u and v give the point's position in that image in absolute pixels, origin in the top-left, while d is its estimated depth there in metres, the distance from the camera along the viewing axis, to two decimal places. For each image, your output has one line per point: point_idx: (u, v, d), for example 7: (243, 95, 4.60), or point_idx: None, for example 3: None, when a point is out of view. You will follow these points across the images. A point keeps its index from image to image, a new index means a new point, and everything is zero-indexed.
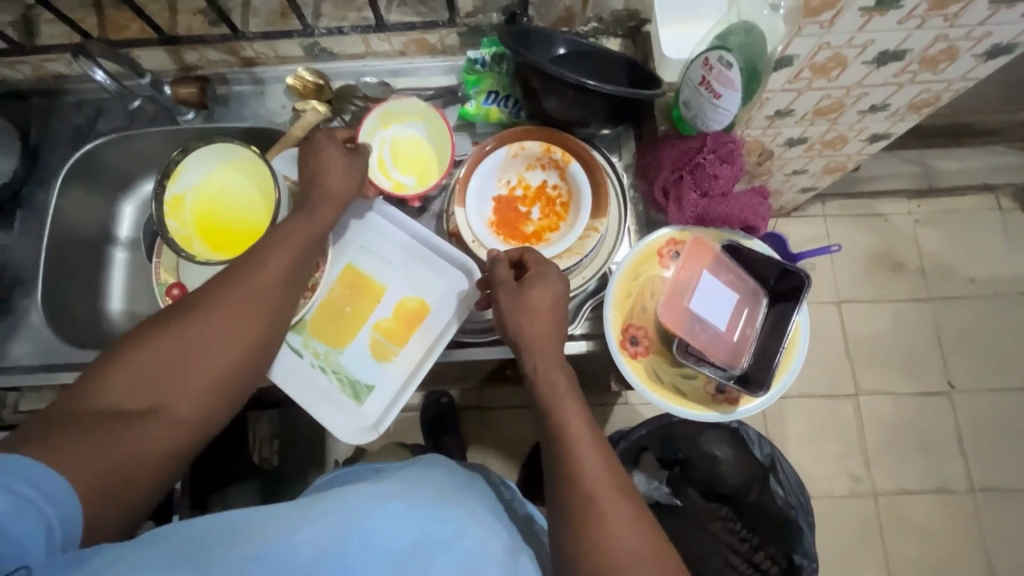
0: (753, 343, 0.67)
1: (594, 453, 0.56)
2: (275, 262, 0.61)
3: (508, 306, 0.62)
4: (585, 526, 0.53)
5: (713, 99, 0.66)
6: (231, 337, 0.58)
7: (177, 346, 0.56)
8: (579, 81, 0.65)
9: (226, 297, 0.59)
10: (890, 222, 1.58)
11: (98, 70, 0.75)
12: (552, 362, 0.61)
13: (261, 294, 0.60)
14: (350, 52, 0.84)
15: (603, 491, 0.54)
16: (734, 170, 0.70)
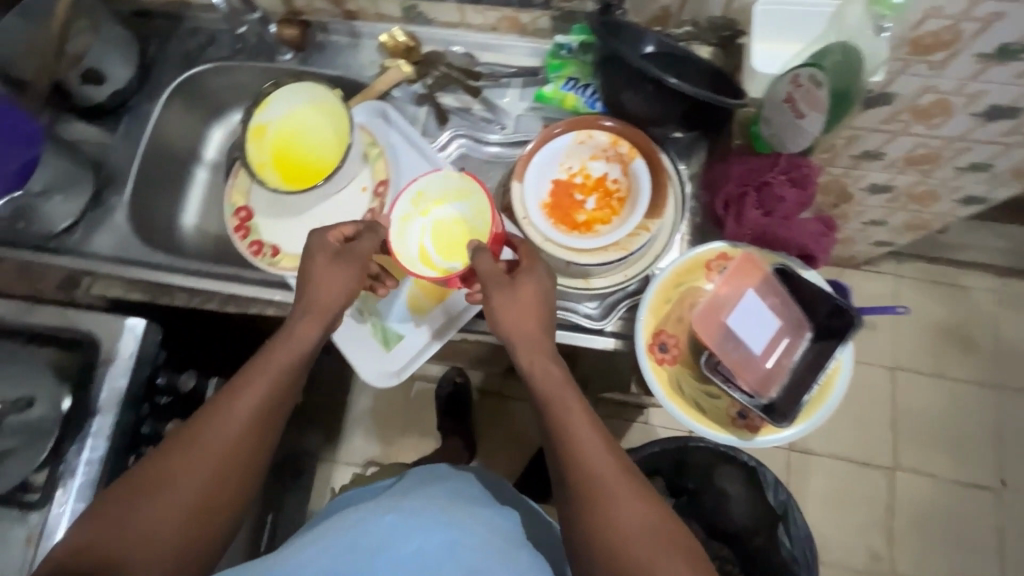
0: (786, 374, 0.65)
1: (595, 438, 0.59)
2: (256, 389, 0.61)
3: (498, 300, 0.64)
4: (589, 504, 0.56)
5: (795, 118, 0.64)
6: (219, 470, 0.58)
7: (163, 491, 0.56)
8: (661, 76, 0.66)
9: (209, 433, 0.59)
10: (968, 295, 1.47)
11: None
12: (539, 345, 0.64)
13: (244, 422, 0.60)
14: (444, 20, 0.87)
15: (606, 471, 0.57)
16: (802, 195, 0.68)
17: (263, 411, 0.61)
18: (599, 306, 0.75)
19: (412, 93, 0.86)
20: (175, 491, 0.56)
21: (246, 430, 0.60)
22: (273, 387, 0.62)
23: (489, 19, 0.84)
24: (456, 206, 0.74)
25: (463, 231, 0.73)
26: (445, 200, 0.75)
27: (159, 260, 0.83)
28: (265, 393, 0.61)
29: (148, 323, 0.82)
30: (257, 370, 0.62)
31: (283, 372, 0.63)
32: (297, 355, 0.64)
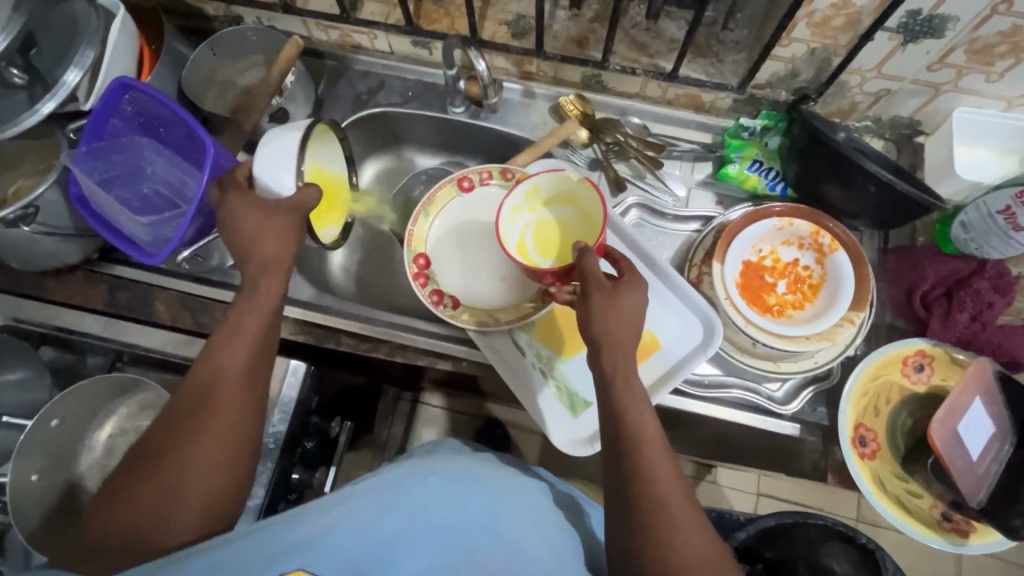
0: (994, 480, 0.65)
1: (660, 457, 0.56)
2: (241, 341, 0.61)
3: (600, 307, 0.61)
4: (646, 518, 0.54)
5: (1010, 229, 0.67)
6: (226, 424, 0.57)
7: (166, 464, 0.55)
8: (879, 172, 0.68)
9: (207, 397, 0.58)
10: None
11: (483, 62, 0.81)
12: (619, 348, 0.61)
13: (235, 375, 0.59)
14: (621, 90, 0.89)
15: (668, 483, 0.55)
16: (1006, 302, 0.70)
17: (248, 363, 0.60)
18: (782, 388, 0.74)
19: (586, 158, 0.89)
20: (187, 463, 0.55)
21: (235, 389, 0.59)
22: (257, 339, 0.62)
23: (669, 94, 0.87)
24: (561, 209, 0.76)
25: (565, 234, 0.75)
26: (548, 198, 0.76)
27: (324, 302, 0.82)
28: (254, 345, 0.61)
29: (307, 365, 0.81)
30: (240, 325, 0.61)
31: (264, 325, 0.63)
32: (273, 303, 0.64)
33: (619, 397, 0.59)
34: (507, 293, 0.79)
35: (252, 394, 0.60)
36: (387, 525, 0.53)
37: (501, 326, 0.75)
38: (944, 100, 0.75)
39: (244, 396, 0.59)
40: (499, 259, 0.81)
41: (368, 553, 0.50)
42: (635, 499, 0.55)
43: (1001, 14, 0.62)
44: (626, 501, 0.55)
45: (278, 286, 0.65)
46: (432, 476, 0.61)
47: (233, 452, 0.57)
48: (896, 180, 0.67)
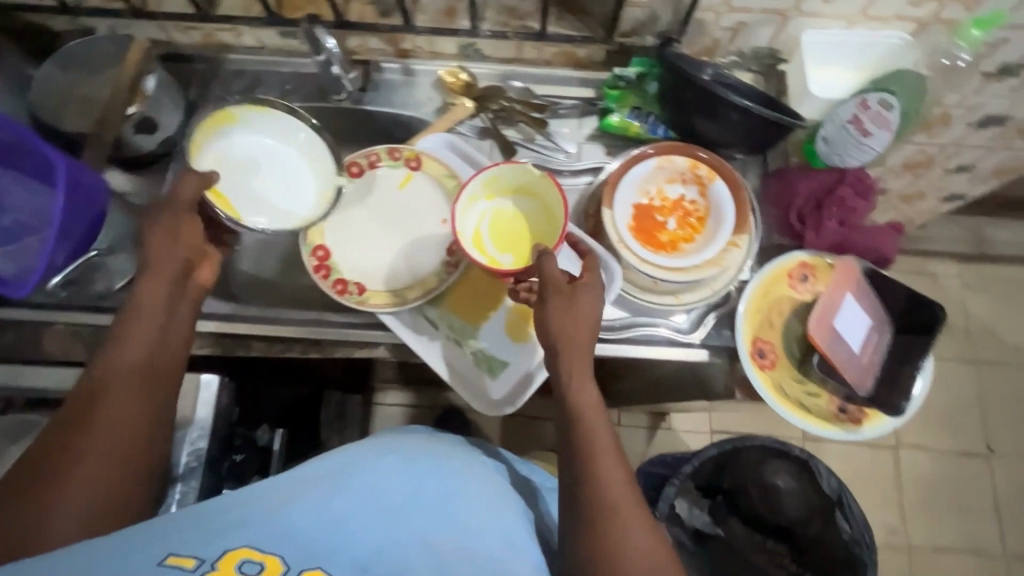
0: (879, 368, 0.70)
1: (612, 460, 0.60)
2: (133, 344, 0.61)
3: (555, 308, 0.63)
4: (598, 515, 0.57)
5: (861, 136, 0.72)
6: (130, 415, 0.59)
7: (53, 467, 0.54)
8: (739, 101, 0.71)
9: (97, 402, 0.58)
10: (938, 280, 1.82)
11: (333, 40, 0.80)
12: (580, 347, 0.63)
13: (129, 377, 0.60)
14: (499, 56, 0.89)
15: (615, 482, 0.59)
16: (868, 206, 0.75)
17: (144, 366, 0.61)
18: (687, 318, 0.77)
19: (474, 128, 0.88)
20: (86, 453, 0.56)
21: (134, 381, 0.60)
22: (153, 345, 0.62)
23: (545, 53, 0.88)
24: (518, 203, 0.76)
25: (522, 227, 0.75)
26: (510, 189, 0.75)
27: (229, 311, 0.79)
28: (150, 348, 0.62)
29: (222, 377, 0.79)
30: (133, 318, 0.62)
31: (161, 329, 0.63)
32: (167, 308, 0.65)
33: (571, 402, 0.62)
34: (411, 272, 0.78)
35: (152, 382, 0.61)
36: (336, 508, 0.54)
37: (408, 304, 0.75)
38: (792, 26, 0.79)
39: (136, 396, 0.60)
40: (400, 239, 0.80)
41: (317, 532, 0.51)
42: (590, 502, 0.58)
43: None
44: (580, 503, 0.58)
45: (165, 290, 0.64)
46: (387, 459, 0.63)
47: (130, 451, 0.58)
48: (755, 107, 0.71)
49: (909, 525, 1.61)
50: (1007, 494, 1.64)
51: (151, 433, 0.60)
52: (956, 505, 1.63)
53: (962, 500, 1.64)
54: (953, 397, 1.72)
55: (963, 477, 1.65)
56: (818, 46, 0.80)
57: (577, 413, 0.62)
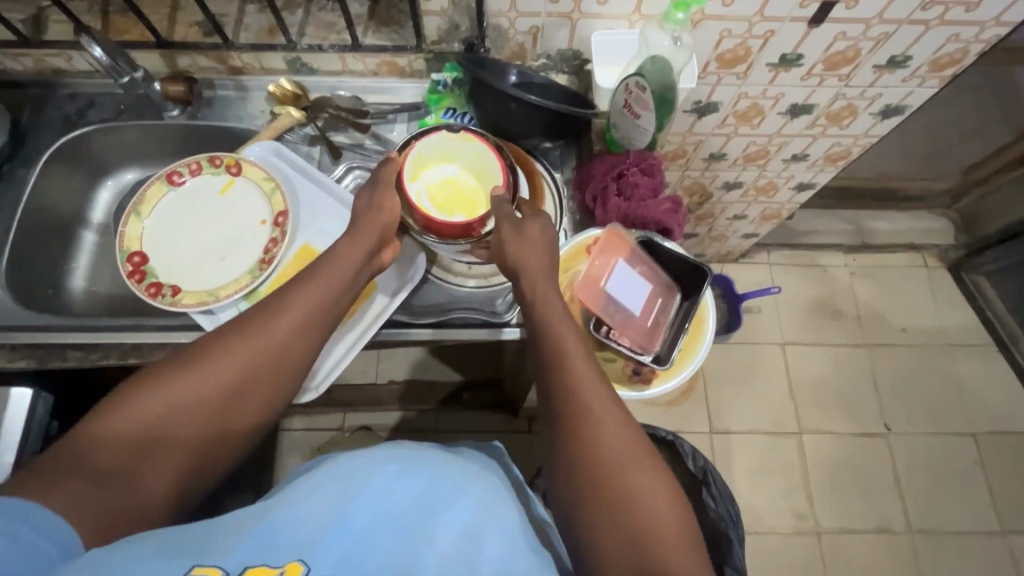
0: (666, 330, 0.74)
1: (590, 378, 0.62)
2: (275, 330, 0.63)
3: (507, 234, 0.70)
4: (577, 425, 0.59)
5: (634, 119, 0.77)
6: (244, 373, 0.61)
7: (150, 408, 0.57)
8: (520, 95, 0.76)
9: (208, 359, 0.60)
10: (828, 271, 1.92)
11: (97, 47, 0.80)
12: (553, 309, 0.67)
13: (250, 353, 0.61)
14: (327, 69, 0.94)
15: (607, 436, 0.59)
16: (653, 181, 0.81)
17: (270, 351, 0.62)
18: (501, 303, 0.81)
19: (305, 136, 0.92)
20: (191, 393, 0.58)
21: (265, 345, 0.62)
22: (293, 329, 0.64)
23: (370, 65, 0.93)
24: (446, 167, 0.78)
25: (461, 186, 0.77)
26: (434, 164, 0.78)
27: (43, 322, 0.79)
28: (286, 332, 0.63)
29: (37, 390, 0.77)
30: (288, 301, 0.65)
31: (305, 321, 0.65)
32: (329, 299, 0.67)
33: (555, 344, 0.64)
34: (231, 271, 0.81)
35: (280, 355, 0.63)
36: (347, 509, 0.51)
37: (220, 301, 0.77)
38: (582, 27, 0.86)
39: (253, 371, 0.61)
40: (220, 241, 0.82)
41: (320, 538, 0.48)
42: (580, 447, 0.59)
43: None
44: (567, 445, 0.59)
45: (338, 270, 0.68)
46: (388, 466, 0.56)
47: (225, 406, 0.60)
48: (531, 98, 0.76)
49: (817, 509, 1.64)
50: (906, 470, 1.70)
51: (254, 389, 0.62)
52: (860, 485, 1.67)
53: (866, 480, 1.68)
54: (848, 380, 1.79)
55: (866, 457, 1.70)
56: (596, 47, 0.86)
57: (567, 362, 0.63)
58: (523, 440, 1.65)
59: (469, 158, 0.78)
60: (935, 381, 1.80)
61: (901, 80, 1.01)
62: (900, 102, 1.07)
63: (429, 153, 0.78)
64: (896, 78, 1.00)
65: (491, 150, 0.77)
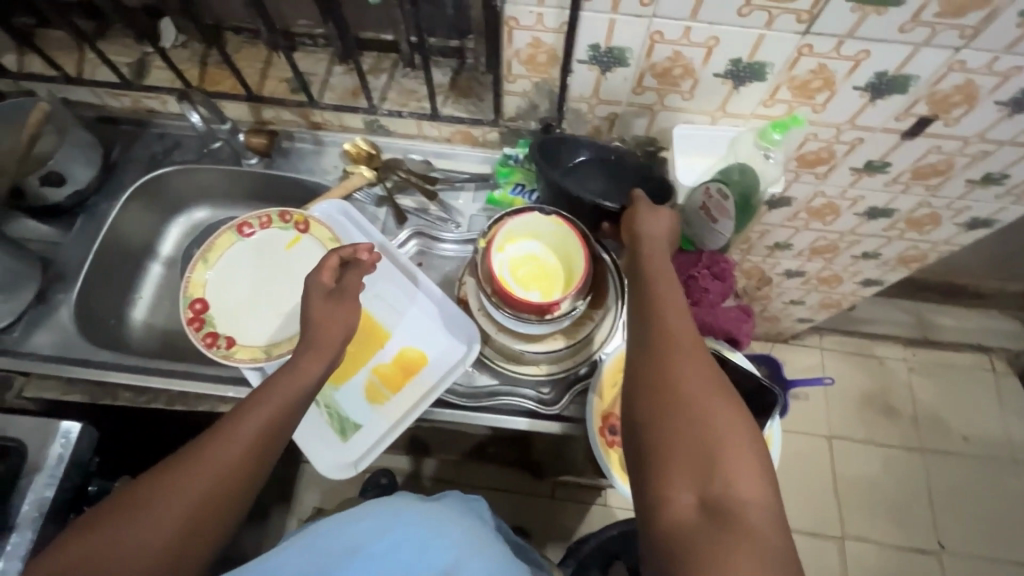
0: None
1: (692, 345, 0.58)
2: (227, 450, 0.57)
3: (640, 210, 0.70)
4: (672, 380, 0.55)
5: (710, 222, 0.75)
6: (218, 484, 0.55)
7: (101, 545, 0.50)
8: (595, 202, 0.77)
9: (159, 491, 0.53)
10: (885, 364, 1.81)
11: (195, 114, 0.89)
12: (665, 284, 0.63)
13: (205, 478, 0.54)
14: (403, 132, 0.96)
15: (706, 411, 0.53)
16: (725, 287, 0.77)
17: (236, 465, 0.56)
18: (551, 391, 0.78)
19: (373, 196, 0.93)
20: (160, 509, 0.52)
21: (243, 449, 0.57)
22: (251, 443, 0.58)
23: (444, 132, 0.94)
24: (529, 243, 0.77)
25: (541, 266, 0.76)
26: (521, 238, 0.77)
27: (102, 357, 0.81)
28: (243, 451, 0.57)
29: (83, 426, 0.78)
30: (264, 395, 0.61)
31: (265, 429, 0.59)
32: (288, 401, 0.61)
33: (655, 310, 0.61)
34: (285, 328, 0.81)
35: (259, 459, 0.58)
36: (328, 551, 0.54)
37: (271, 359, 0.77)
38: (663, 118, 0.85)
39: (213, 498, 0.54)
40: (280, 297, 0.83)
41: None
42: (671, 408, 0.53)
43: (659, 42, 0.72)
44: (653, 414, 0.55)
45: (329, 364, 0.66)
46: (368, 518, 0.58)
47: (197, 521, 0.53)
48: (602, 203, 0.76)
49: None
50: None
51: (233, 499, 0.56)
52: None
53: None
54: (900, 486, 1.66)
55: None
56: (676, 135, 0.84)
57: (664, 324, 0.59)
58: (544, 505, 1.59)
59: (555, 238, 0.77)
60: (997, 499, 1.66)
61: (994, 196, 0.95)
62: (990, 216, 1.01)
63: (517, 228, 0.77)
64: (990, 193, 0.94)
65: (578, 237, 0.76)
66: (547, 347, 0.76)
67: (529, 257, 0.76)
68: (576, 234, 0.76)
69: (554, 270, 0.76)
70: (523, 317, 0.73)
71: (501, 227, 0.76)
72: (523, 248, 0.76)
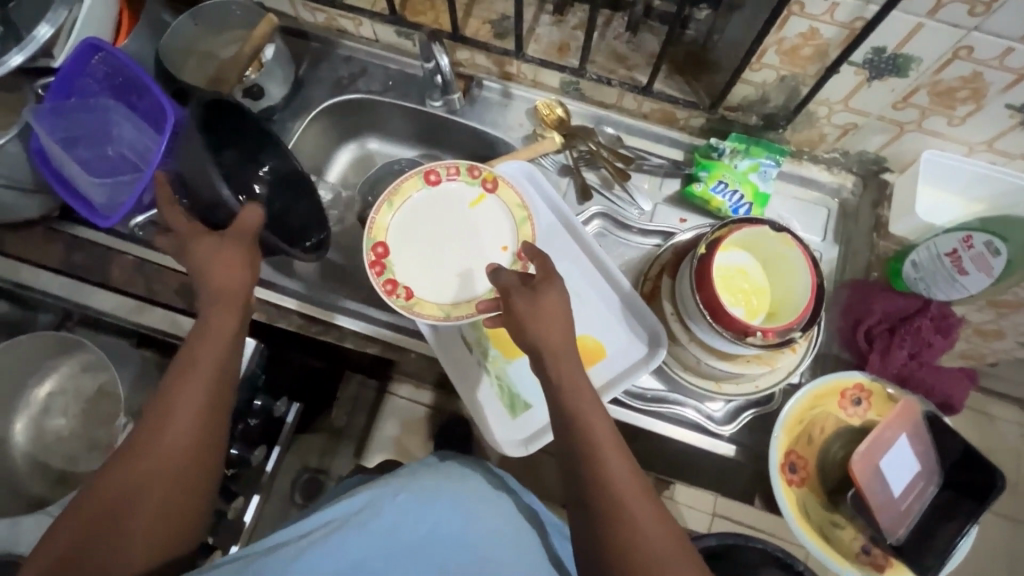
0: (914, 518, 0.66)
1: (621, 458, 0.55)
2: (187, 416, 0.56)
3: (523, 302, 0.62)
4: (619, 519, 0.52)
5: (956, 273, 0.69)
6: (207, 402, 0.57)
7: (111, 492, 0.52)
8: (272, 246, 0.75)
9: (151, 429, 0.55)
10: (996, 423, 1.69)
11: (446, 57, 0.84)
12: (578, 374, 0.59)
13: (190, 404, 0.56)
14: (599, 100, 0.89)
15: (634, 497, 0.54)
16: (946, 342, 0.73)
17: (213, 386, 0.58)
18: (723, 408, 0.75)
19: (557, 163, 0.88)
20: (159, 441, 0.54)
21: (214, 371, 0.59)
22: (201, 402, 0.57)
23: (645, 108, 0.87)
24: (744, 255, 0.71)
25: (750, 282, 0.70)
26: (739, 248, 0.71)
27: (281, 282, 0.82)
28: (197, 408, 0.56)
29: (259, 345, 0.79)
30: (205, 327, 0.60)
31: (214, 383, 0.58)
32: (221, 360, 0.60)
33: (575, 411, 0.58)
34: (462, 289, 0.79)
35: (223, 381, 0.60)
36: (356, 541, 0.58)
37: (451, 321, 0.76)
38: (909, 139, 0.75)
39: (203, 421, 0.57)
40: (458, 255, 0.81)
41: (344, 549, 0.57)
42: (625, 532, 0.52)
43: (962, 59, 0.63)
44: (591, 519, 0.54)
45: (240, 278, 0.63)
46: (399, 495, 0.63)
47: (199, 435, 0.56)
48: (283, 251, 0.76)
49: None
50: None
51: (218, 415, 0.58)
52: None
53: None
54: (983, 549, 1.59)
55: None
56: (925, 164, 0.75)
57: (585, 421, 0.57)
58: None
59: (775, 263, 0.70)
60: None
61: None
62: None
63: (742, 236, 0.70)
64: None
65: (808, 262, 0.67)
66: (738, 370, 0.71)
67: (740, 268, 0.71)
68: (805, 269, 0.67)
69: (762, 291, 0.70)
70: (723, 332, 0.67)
71: (728, 233, 0.69)
72: (735, 261, 0.71)
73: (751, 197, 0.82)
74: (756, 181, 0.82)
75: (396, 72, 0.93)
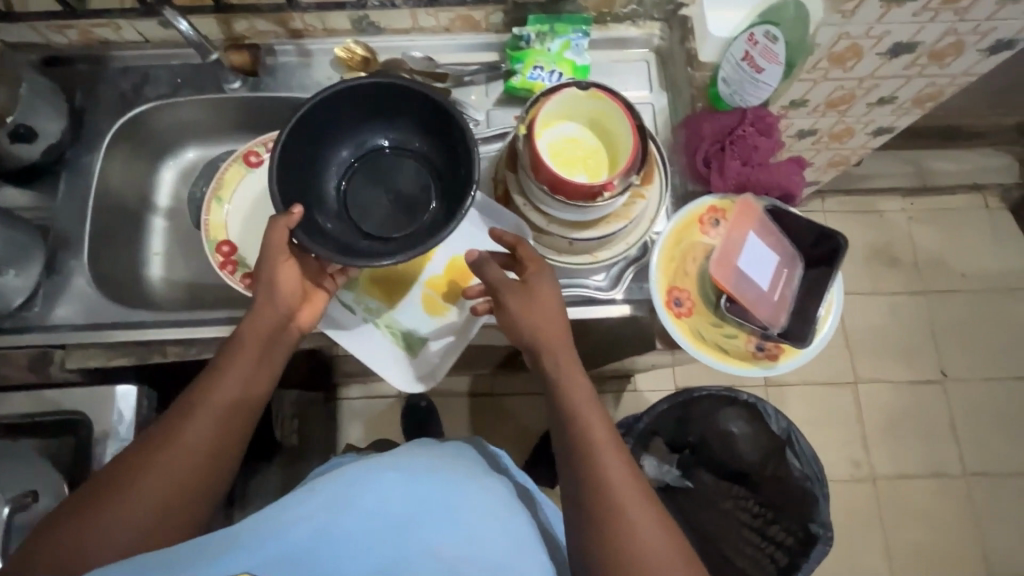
0: (791, 303, 0.72)
1: (617, 458, 0.61)
2: (208, 419, 0.61)
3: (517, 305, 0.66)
4: (607, 516, 0.58)
5: (755, 72, 0.73)
6: (229, 408, 0.62)
7: (139, 474, 0.57)
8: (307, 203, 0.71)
9: (180, 425, 0.60)
10: (885, 217, 1.84)
11: (182, 19, 0.75)
12: (571, 364, 0.67)
13: (216, 409, 0.61)
14: (396, 27, 0.86)
15: (632, 499, 0.59)
16: (770, 142, 0.77)
17: (237, 402, 0.63)
18: (606, 277, 0.77)
19: None
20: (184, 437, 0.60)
21: (238, 387, 0.63)
22: (226, 403, 0.62)
23: (443, 20, 0.85)
24: (568, 126, 0.72)
25: (582, 148, 0.72)
26: (559, 121, 0.72)
27: (138, 317, 0.78)
28: (218, 415, 0.61)
29: (138, 387, 0.75)
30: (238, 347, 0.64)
31: (236, 398, 0.63)
32: (252, 369, 0.65)
33: (584, 427, 0.63)
34: None
35: (248, 397, 0.64)
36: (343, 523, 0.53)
37: None
38: None
39: (224, 428, 0.62)
40: None
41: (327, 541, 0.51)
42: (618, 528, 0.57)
43: None
44: (587, 509, 0.59)
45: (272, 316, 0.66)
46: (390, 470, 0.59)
47: (219, 439, 0.61)
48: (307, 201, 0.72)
49: (873, 455, 1.67)
50: (961, 413, 1.71)
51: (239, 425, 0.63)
52: (918, 433, 1.69)
53: (922, 425, 1.69)
54: (905, 326, 1.76)
55: (922, 406, 1.71)
56: None
57: (584, 421, 0.64)
58: None
59: (595, 120, 0.72)
60: (991, 324, 1.78)
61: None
62: (1014, 35, 0.97)
63: (556, 108, 0.71)
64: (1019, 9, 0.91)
65: (625, 112, 0.69)
66: (602, 235, 0.72)
67: (570, 139, 0.72)
68: (619, 111, 0.69)
69: (597, 152, 0.72)
70: (571, 202, 0.69)
71: (539, 108, 0.70)
72: (560, 133, 0.72)
73: (571, 72, 0.82)
74: (572, 58, 0.82)
75: (181, 67, 0.86)
